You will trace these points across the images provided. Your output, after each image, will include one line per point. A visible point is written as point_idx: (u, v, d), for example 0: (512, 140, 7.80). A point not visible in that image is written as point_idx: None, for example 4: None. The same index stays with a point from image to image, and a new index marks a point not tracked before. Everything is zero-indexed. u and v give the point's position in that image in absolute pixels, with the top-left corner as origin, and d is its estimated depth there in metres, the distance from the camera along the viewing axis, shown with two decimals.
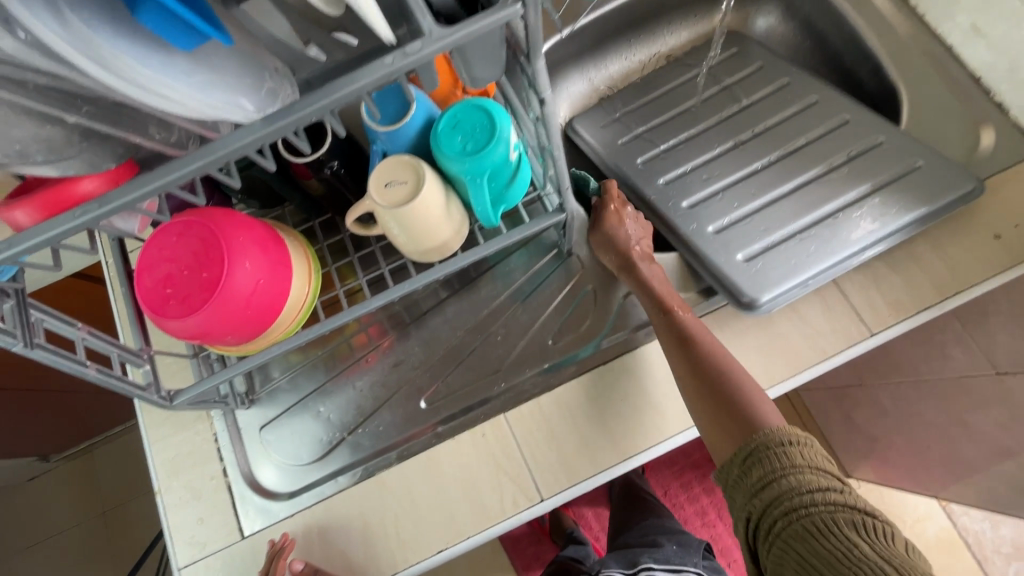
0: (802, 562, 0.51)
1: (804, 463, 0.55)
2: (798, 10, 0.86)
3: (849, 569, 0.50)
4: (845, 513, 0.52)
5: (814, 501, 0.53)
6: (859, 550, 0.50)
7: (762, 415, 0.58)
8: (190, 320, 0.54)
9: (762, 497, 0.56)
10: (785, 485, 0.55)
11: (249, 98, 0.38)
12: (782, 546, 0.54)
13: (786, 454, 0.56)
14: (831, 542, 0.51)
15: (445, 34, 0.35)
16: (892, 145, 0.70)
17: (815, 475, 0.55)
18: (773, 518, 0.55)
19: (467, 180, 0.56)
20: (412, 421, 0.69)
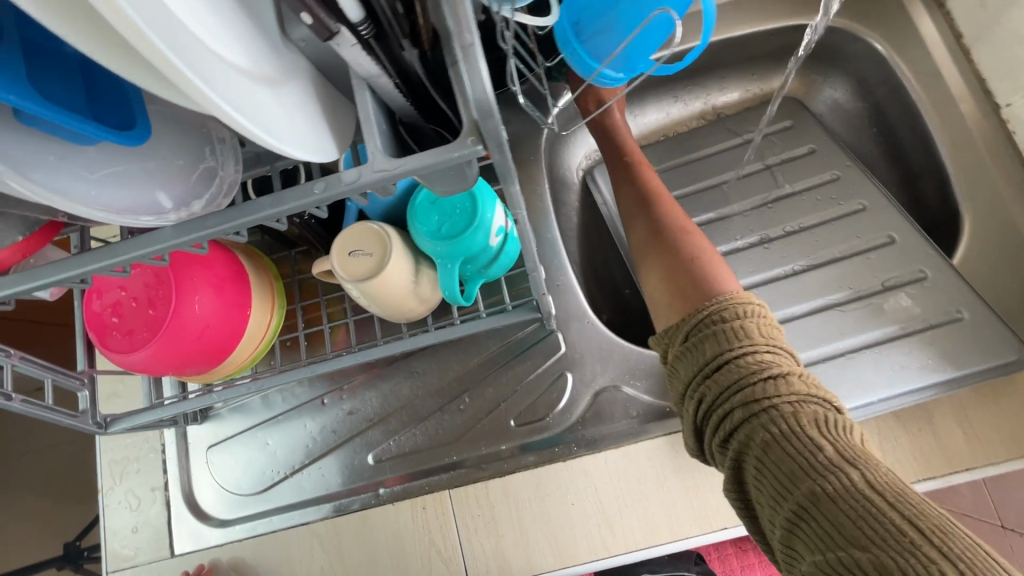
0: (761, 468, 0.43)
1: (761, 343, 0.47)
2: (870, 90, 0.75)
3: (815, 476, 0.40)
4: (807, 411, 0.43)
5: (766, 379, 0.45)
6: (824, 454, 0.40)
7: (712, 285, 0.53)
8: (130, 356, 0.52)
9: (717, 380, 0.46)
10: (736, 365, 0.46)
11: (169, 191, 0.34)
12: (740, 439, 0.45)
13: (735, 330, 0.48)
14: (793, 445, 0.42)
15: (386, 167, 0.30)
16: (934, 284, 0.62)
17: (767, 354, 0.46)
18: (728, 402, 0.46)
19: (437, 261, 0.51)
20: (357, 475, 0.67)
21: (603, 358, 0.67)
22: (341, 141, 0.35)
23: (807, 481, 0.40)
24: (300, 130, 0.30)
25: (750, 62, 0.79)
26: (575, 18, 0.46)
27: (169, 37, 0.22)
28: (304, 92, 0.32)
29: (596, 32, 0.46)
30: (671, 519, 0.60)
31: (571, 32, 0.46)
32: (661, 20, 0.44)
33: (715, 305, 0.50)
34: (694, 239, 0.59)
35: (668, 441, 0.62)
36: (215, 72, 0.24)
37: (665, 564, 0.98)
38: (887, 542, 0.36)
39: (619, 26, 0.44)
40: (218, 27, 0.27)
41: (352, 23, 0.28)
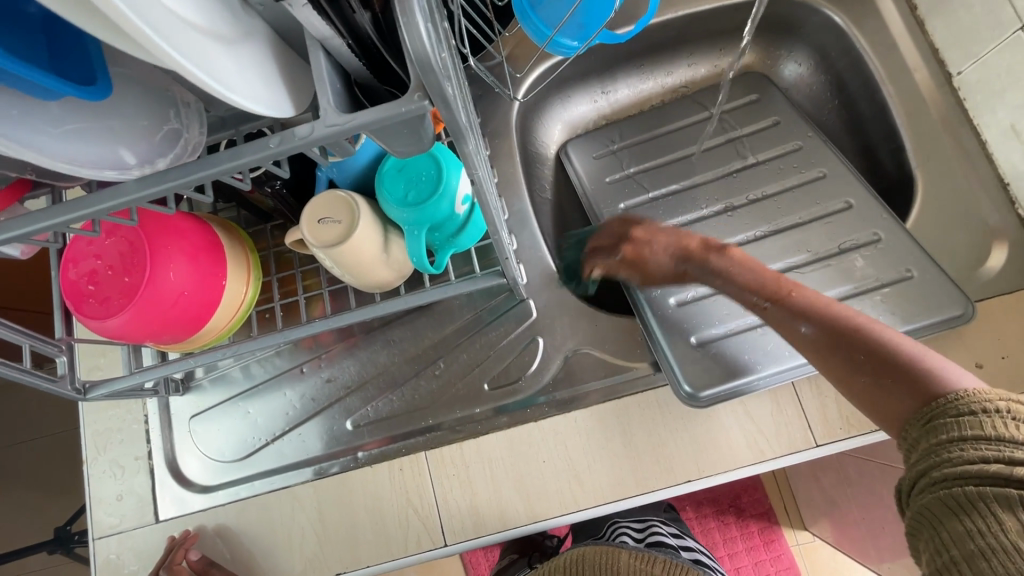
0: (932, 536, 0.43)
1: (987, 435, 0.43)
2: (831, 63, 0.77)
3: (985, 552, 0.40)
4: (1013, 505, 0.40)
5: (970, 467, 0.42)
6: (1015, 547, 0.39)
7: (936, 382, 0.49)
8: (107, 323, 0.53)
9: (918, 461, 0.46)
10: (943, 450, 0.44)
11: (132, 149, 0.35)
12: (920, 508, 0.45)
13: (959, 421, 0.45)
14: (969, 521, 0.41)
15: (338, 122, 0.32)
16: (888, 245, 0.64)
17: (988, 447, 0.42)
18: (918, 481, 0.46)
19: (405, 229, 0.53)
20: (337, 441, 0.69)
21: (572, 323, 0.69)
22: (298, 100, 0.36)
23: (976, 555, 0.40)
24: (255, 86, 0.32)
25: (717, 37, 0.81)
26: None
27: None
28: (261, 51, 0.34)
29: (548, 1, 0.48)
30: (638, 473, 0.63)
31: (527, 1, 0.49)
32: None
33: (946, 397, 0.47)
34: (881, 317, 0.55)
35: (634, 400, 0.65)
36: (163, 21, 0.26)
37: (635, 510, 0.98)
38: None
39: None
40: None
41: None
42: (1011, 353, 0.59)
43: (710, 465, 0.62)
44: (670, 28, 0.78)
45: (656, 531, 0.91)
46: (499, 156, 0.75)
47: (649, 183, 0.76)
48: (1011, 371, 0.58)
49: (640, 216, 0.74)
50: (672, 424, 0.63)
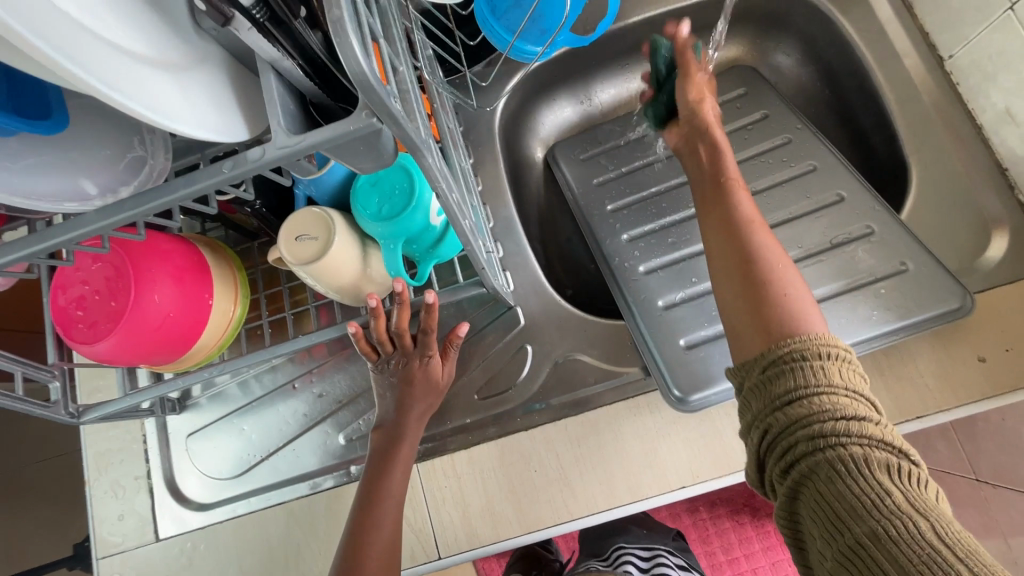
0: (818, 506, 0.40)
1: (842, 382, 0.43)
2: (819, 52, 0.75)
3: (881, 523, 0.37)
4: (886, 463, 0.39)
5: (839, 419, 0.41)
6: (902, 511, 0.37)
7: (792, 319, 0.47)
8: (93, 347, 0.54)
9: (786, 412, 0.43)
10: (806, 402, 0.42)
11: (94, 178, 0.35)
12: (800, 470, 0.42)
13: (822, 367, 0.43)
14: (859, 486, 0.39)
15: (288, 144, 0.32)
16: (882, 238, 0.62)
17: (848, 398, 0.42)
18: (793, 436, 0.42)
19: (381, 242, 0.53)
20: (330, 455, 0.69)
21: (561, 329, 0.68)
22: (254, 123, 0.36)
23: (870, 524, 0.38)
24: (203, 113, 0.31)
25: (702, 32, 0.79)
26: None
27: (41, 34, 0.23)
28: (214, 77, 0.34)
29: (508, 9, 0.49)
30: (632, 479, 0.62)
31: (488, 9, 0.49)
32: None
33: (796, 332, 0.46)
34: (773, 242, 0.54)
35: (626, 405, 0.64)
36: (95, 56, 0.26)
37: (644, 537, 0.97)
38: None
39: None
40: (110, 18, 0.28)
41: (245, 7, 0.30)
42: (1016, 345, 0.56)
43: (705, 470, 0.61)
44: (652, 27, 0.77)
45: (664, 562, 0.88)
46: (482, 164, 0.74)
47: (636, 183, 0.75)
48: (1015, 364, 0.56)
49: (627, 217, 0.73)
50: (665, 429, 0.62)
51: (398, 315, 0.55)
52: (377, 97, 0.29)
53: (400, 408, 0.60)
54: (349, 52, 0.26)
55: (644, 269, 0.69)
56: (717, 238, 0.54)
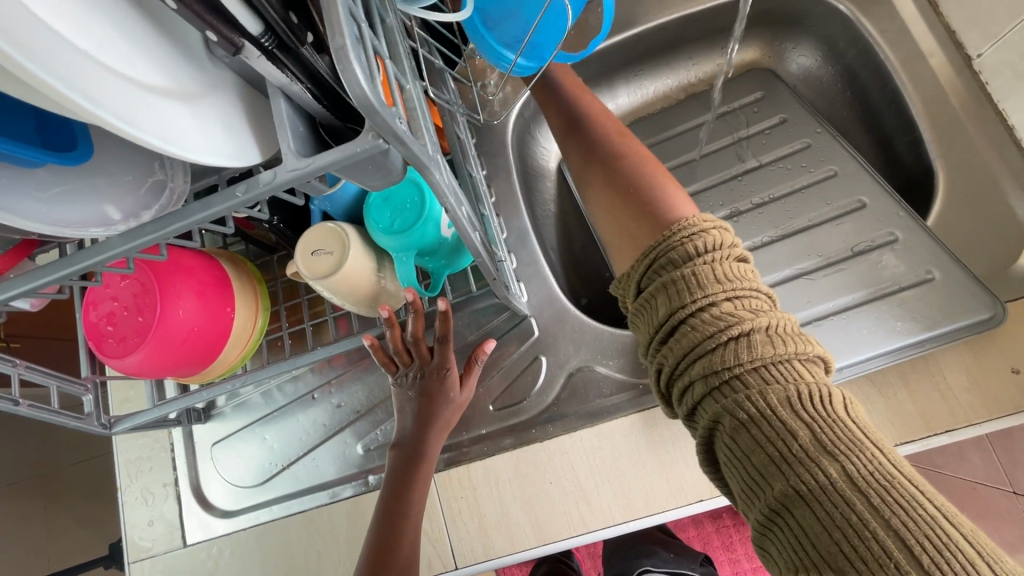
0: (732, 454, 0.41)
1: (719, 296, 0.44)
2: (840, 53, 0.73)
3: (790, 474, 0.37)
4: (778, 386, 0.40)
5: (729, 344, 0.42)
6: (799, 441, 0.38)
7: (658, 215, 0.51)
8: (124, 361, 0.56)
9: (682, 352, 0.44)
10: (694, 334, 0.43)
11: (118, 205, 0.36)
12: (710, 414, 0.43)
13: (700, 283, 0.44)
14: (761, 429, 0.39)
15: (299, 167, 0.31)
16: (906, 245, 0.61)
17: (731, 316, 0.43)
18: (688, 373, 0.44)
19: (394, 255, 0.53)
20: (349, 464, 0.70)
21: (576, 340, 0.68)
22: (267, 146, 0.37)
23: (778, 474, 0.38)
24: (217, 141, 0.32)
25: (717, 36, 0.78)
26: (485, 9, 0.49)
27: (65, 75, 0.24)
28: (226, 102, 0.34)
29: (503, 20, 0.49)
30: (647, 492, 0.61)
31: (481, 22, 0.50)
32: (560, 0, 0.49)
33: (662, 243, 0.48)
34: (629, 146, 0.58)
35: (642, 418, 0.63)
36: (116, 94, 0.26)
37: (670, 561, 0.97)
38: (854, 529, 0.35)
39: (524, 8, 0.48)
40: (126, 51, 0.28)
41: (254, 36, 0.30)
42: None
43: None
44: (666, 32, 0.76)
45: None
46: (496, 175, 0.75)
47: None
48: None
49: None
50: (681, 441, 0.61)
51: (414, 321, 0.55)
52: (382, 119, 0.28)
53: (421, 422, 0.57)
54: (353, 79, 0.26)
55: None
56: (583, 160, 0.59)
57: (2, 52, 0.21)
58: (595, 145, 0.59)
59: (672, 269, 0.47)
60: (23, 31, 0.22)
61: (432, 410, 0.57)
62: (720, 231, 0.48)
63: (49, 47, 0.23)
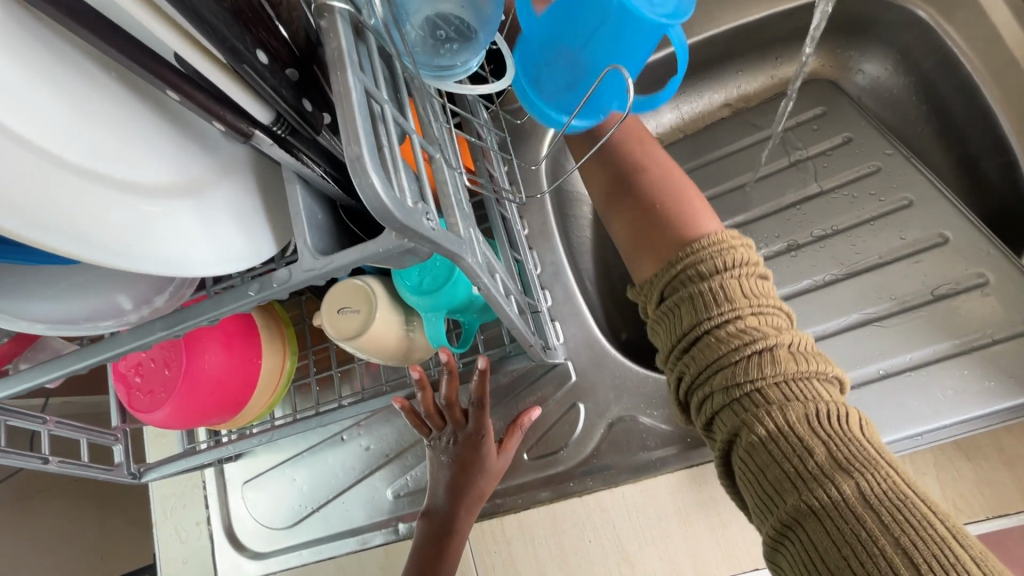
0: (747, 468, 0.39)
1: (744, 303, 0.41)
2: (915, 63, 0.65)
3: (803, 490, 0.36)
4: (798, 402, 0.38)
5: (751, 356, 0.39)
6: (816, 459, 0.36)
7: (686, 227, 0.46)
8: (155, 415, 0.56)
9: (701, 361, 0.41)
10: (714, 342, 0.40)
11: (128, 292, 0.34)
12: (725, 425, 0.40)
13: (726, 294, 0.41)
14: (779, 446, 0.37)
15: (316, 266, 0.29)
16: (998, 290, 0.54)
17: (753, 324, 0.40)
18: (707, 384, 0.41)
19: (424, 313, 0.50)
20: (379, 510, 0.68)
21: (617, 386, 0.63)
22: (282, 226, 0.34)
23: (793, 489, 0.36)
24: (227, 241, 0.30)
25: (772, 46, 0.70)
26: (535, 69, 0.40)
27: (56, 217, 0.22)
28: (242, 187, 0.32)
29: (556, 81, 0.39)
30: (697, 557, 0.56)
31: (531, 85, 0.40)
32: (633, 55, 0.37)
33: (689, 254, 0.44)
34: (654, 153, 0.52)
35: (690, 474, 0.58)
36: (106, 217, 0.24)
37: None
38: (864, 550, 0.33)
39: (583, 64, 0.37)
40: (128, 155, 0.26)
41: (265, 124, 0.28)
42: None
43: None
44: (715, 44, 0.69)
45: None
46: (529, 205, 0.70)
47: None
48: None
49: None
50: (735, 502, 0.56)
51: (446, 382, 0.52)
52: (404, 225, 0.25)
53: (453, 493, 0.55)
54: (371, 190, 0.23)
55: None
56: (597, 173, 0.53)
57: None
58: (610, 151, 0.53)
59: (694, 279, 0.43)
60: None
61: (465, 480, 0.55)
62: (746, 246, 0.44)
63: (29, 181, 0.22)
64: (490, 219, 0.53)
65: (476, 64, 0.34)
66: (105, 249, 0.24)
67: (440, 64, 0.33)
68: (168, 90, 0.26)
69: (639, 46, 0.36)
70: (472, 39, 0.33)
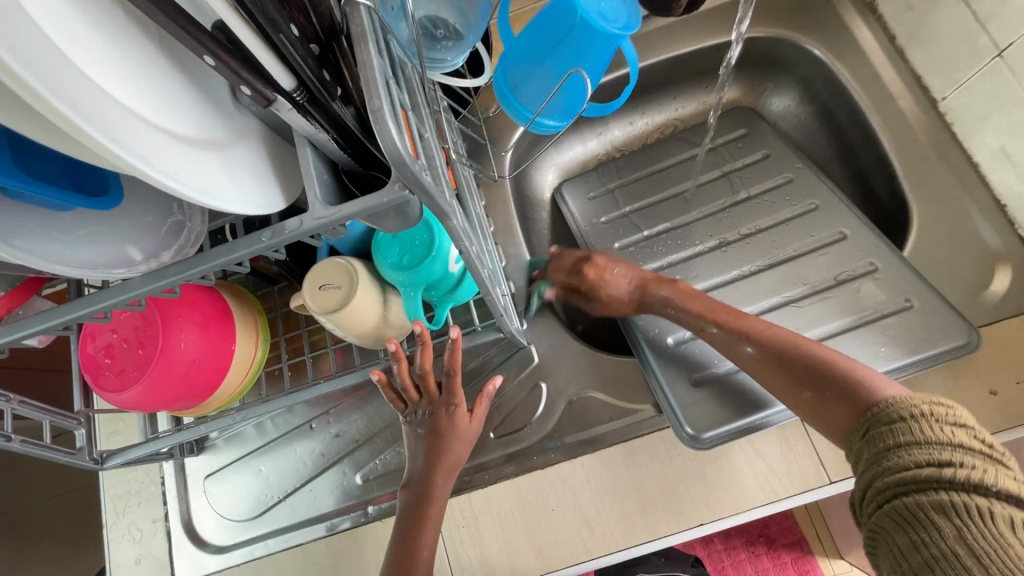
0: (888, 556, 0.43)
1: (916, 437, 0.45)
2: (816, 94, 0.78)
3: (937, 570, 0.40)
4: (942, 503, 0.42)
5: (909, 471, 0.44)
6: (952, 548, 0.40)
7: (870, 394, 0.51)
8: (124, 394, 0.56)
9: (861, 472, 0.47)
10: (876, 461, 0.46)
11: (139, 245, 0.37)
12: (873, 526, 0.45)
13: (911, 425, 0.46)
14: (917, 536, 0.42)
15: (326, 214, 0.34)
16: (886, 275, 0.64)
17: (925, 451, 0.44)
18: (863, 492, 0.47)
19: (402, 289, 0.55)
20: (347, 496, 0.69)
21: (576, 367, 0.69)
22: (286, 188, 0.39)
23: (926, 570, 0.40)
24: (247, 192, 0.34)
25: (702, 76, 0.82)
26: (510, 73, 0.46)
27: (125, 140, 0.26)
28: (254, 150, 0.37)
29: (528, 84, 0.46)
30: (649, 519, 0.62)
31: (508, 87, 0.47)
32: (590, 60, 0.43)
33: (873, 410, 0.49)
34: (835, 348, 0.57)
35: (641, 443, 0.64)
36: (157, 151, 0.28)
37: (661, 563, 1.04)
38: None
39: (551, 71, 0.44)
40: (162, 105, 0.30)
41: (286, 91, 0.32)
42: None
43: (722, 507, 0.61)
44: (656, 71, 0.80)
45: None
46: (495, 205, 0.77)
47: (644, 221, 0.77)
48: None
49: (639, 254, 0.75)
50: (680, 466, 0.63)
51: (421, 354, 0.56)
52: (411, 172, 0.31)
53: (431, 462, 0.59)
54: (388, 137, 0.29)
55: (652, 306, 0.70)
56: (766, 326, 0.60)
57: (60, 114, 0.23)
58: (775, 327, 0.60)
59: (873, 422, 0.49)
60: (84, 99, 0.25)
61: (439, 450, 0.59)
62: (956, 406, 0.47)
63: (100, 110, 0.25)
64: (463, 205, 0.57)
65: (462, 60, 0.42)
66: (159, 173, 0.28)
67: (434, 56, 0.41)
68: (206, 56, 0.30)
69: (598, 53, 0.43)
70: (461, 39, 0.42)
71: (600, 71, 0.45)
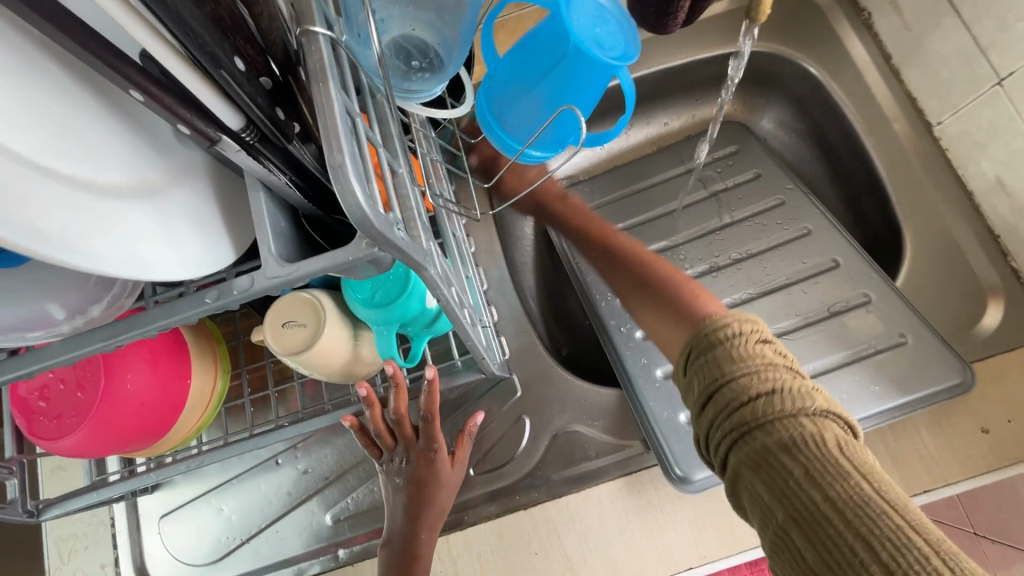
0: (747, 498, 0.39)
1: (741, 361, 0.41)
2: (808, 112, 0.76)
3: (791, 509, 0.36)
4: (782, 436, 0.38)
5: (750, 404, 0.39)
6: (799, 482, 0.36)
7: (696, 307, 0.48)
8: (60, 443, 0.50)
9: (704, 412, 0.42)
10: (716, 396, 0.41)
11: (61, 302, 0.31)
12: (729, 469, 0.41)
13: (723, 353, 0.42)
14: (767, 475, 0.37)
15: (281, 273, 0.29)
16: (879, 307, 0.62)
17: (748, 377, 0.40)
18: (711, 432, 0.41)
19: (374, 327, 0.51)
20: (316, 537, 0.65)
21: (560, 400, 0.66)
22: (236, 233, 0.34)
23: (783, 510, 0.36)
24: (185, 250, 0.30)
25: (692, 89, 0.79)
26: (495, 100, 0.44)
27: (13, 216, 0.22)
28: (199, 192, 0.32)
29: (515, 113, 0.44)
30: (637, 563, 0.59)
31: (492, 114, 0.45)
32: (582, 92, 0.41)
33: (699, 335, 0.45)
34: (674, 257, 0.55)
35: (627, 482, 0.61)
36: (60, 220, 0.23)
37: None
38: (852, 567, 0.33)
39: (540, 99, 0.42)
40: (78, 151, 0.25)
41: (233, 131, 0.28)
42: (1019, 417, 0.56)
43: (713, 551, 0.58)
44: (645, 83, 0.76)
45: None
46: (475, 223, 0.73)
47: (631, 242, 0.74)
48: (1019, 436, 0.56)
49: None
50: (670, 506, 0.60)
51: (395, 397, 0.51)
52: (379, 233, 0.27)
53: (411, 514, 0.54)
54: (349, 195, 0.24)
55: (640, 335, 0.67)
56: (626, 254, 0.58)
57: None
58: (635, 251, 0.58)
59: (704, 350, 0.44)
60: None
61: (416, 499, 0.54)
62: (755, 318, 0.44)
63: None
64: (443, 235, 0.53)
65: (440, 89, 0.40)
66: (62, 250, 0.23)
67: (409, 87, 0.39)
68: (133, 90, 0.25)
69: (591, 84, 0.41)
70: (440, 69, 0.39)
71: (592, 103, 0.43)
